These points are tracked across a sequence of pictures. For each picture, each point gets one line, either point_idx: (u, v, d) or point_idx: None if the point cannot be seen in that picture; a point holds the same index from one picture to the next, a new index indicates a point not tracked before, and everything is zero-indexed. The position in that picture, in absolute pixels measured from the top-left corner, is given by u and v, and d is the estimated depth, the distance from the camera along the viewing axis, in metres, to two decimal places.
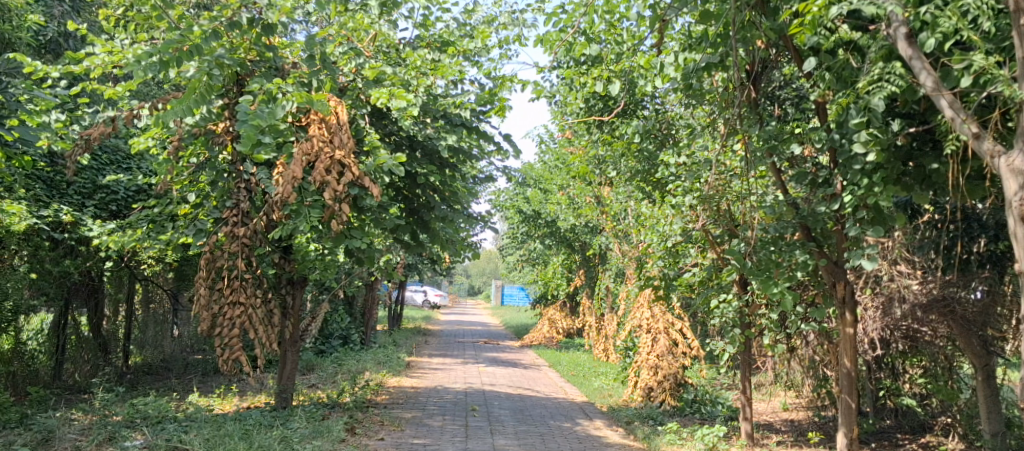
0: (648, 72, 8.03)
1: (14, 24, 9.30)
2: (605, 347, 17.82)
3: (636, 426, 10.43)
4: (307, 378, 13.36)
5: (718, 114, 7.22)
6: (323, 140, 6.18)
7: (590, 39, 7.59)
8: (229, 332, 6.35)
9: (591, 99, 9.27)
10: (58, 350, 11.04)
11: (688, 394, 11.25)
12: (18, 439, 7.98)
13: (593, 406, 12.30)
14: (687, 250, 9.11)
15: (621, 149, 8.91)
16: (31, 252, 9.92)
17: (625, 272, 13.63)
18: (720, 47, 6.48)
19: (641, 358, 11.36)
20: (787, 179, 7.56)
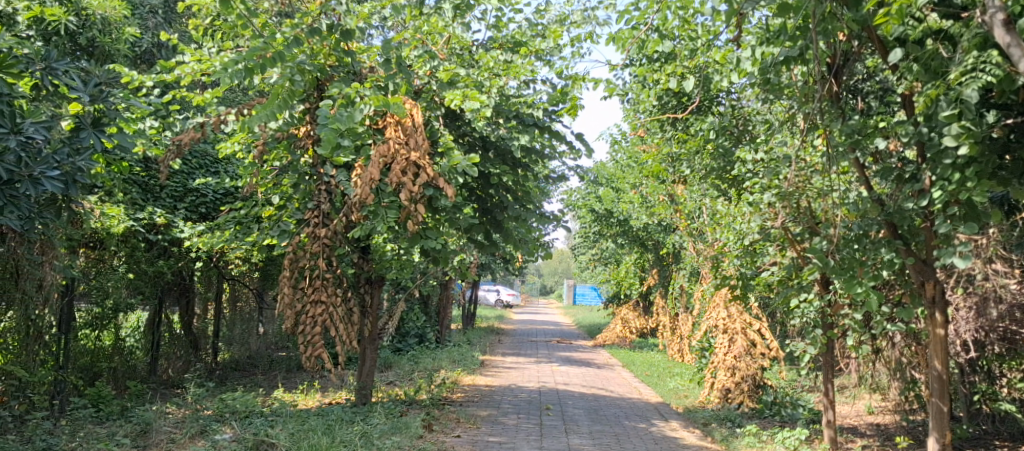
0: (724, 67, 8.07)
1: (112, 36, 9.85)
2: (680, 348, 17.81)
3: (714, 427, 10.41)
4: (385, 376, 13.67)
5: (799, 108, 7.07)
6: (400, 142, 6.38)
7: (663, 36, 7.55)
8: (311, 330, 6.60)
9: (665, 97, 9.37)
10: (154, 346, 11.53)
11: (768, 396, 11.12)
12: (119, 430, 8.38)
13: (669, 407, 12.31)
14: (766, 249, 8.96)
15: (696, 147, 9.06)
16: (128, 253, 10.34)
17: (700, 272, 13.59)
18: (800, 40, 6.30)
19: (717, 359, 11.38)
20: (872, 174, 7.45)
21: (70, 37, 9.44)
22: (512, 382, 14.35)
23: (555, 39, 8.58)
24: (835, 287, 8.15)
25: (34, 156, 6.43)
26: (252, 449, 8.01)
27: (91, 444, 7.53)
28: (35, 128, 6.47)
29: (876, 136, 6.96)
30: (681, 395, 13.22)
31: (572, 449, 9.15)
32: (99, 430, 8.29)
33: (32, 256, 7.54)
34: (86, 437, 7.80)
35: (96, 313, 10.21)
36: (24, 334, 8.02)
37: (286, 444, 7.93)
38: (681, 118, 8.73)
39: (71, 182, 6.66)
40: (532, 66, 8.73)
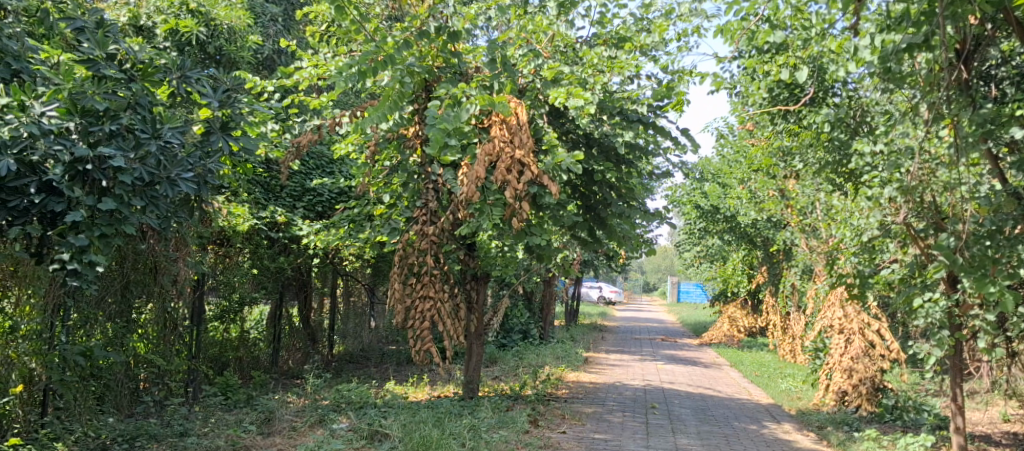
0: (840, 57, 7.94)
1: (237, 44, 10.38)
2: (792, 349, 17.53)
3: (829, 431, 10.28)
4: (491, 371, 13.94)
5: (922, 98, 6.79)
6: (505, 141, 6.54)
7: (775, 26, 7.51)
8: (420, 325, 6.94)
9: (776, 90, 9.31)
10: (275, 339, 12.11)
11: (889, 400, 10.77)
12: (245, 417, 8.84)
13: (780, 409, 12.19)
14: (887, 245, 8.93)
15: (809, 140, 8.96)
16: (251, 250, 10.87)
17: (814, 268, 13.61)
18: (924, 26, 5.91)
19: (833, 360, 11.18)
20: (1005, 167, 7.21)
21: (199, 46, 9.99)
22: (617, 380, 14.42)
23: (661, 33, 8.63)
24: (965, 284, 7.70)
25: (170, 160, 6.67)
26: (367, 438, 8.35)
27: (221, 429, 8.00)
28: (172, 133, 6.71)
29: (1011, 124, 6.85)
30: (794, 397, 13.02)
31: (680, 449, 9.19)
32: (228, 417, 8.77)
33: (168, 253, 7.95)
34: (218, 423, 8.28)
35: (224, 306, 10.79)
36: (162, 325, 8.58)
37: (400, 435, 8.20)
38: (793, 109, 8.65)
39: (202, 182, 7.11)
40: (636, 61, 8.76)
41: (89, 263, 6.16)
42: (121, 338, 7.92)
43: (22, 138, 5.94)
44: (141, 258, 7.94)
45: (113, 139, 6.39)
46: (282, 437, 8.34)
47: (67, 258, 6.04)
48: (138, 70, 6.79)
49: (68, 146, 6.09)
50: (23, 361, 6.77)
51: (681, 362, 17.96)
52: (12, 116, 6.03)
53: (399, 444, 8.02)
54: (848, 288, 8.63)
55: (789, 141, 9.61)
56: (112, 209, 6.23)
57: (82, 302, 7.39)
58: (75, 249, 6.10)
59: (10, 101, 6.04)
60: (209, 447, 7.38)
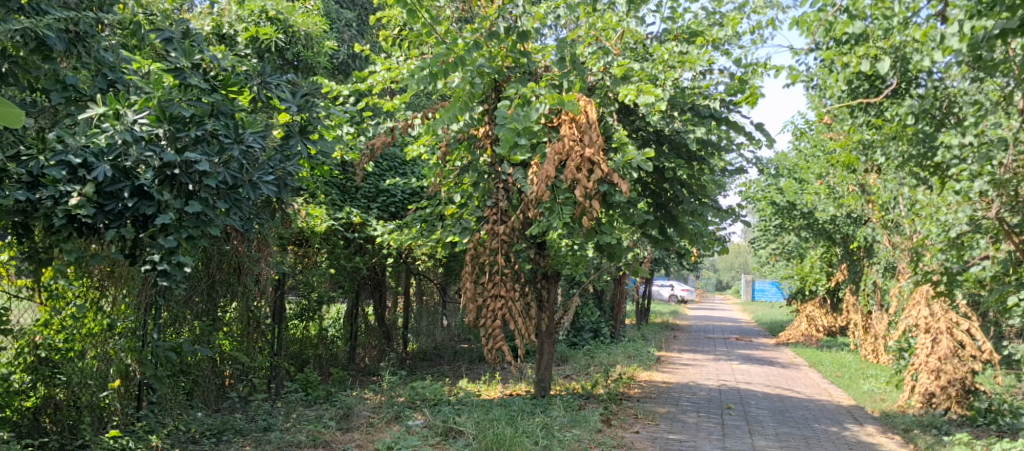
0: (923, 46, 7.75)
1: (314, 50, 10.64)
2: (876, 349, 17.15)
3: (916, 434, 10.06)
4: (563, 369, 14.00)
5: (1013, 88, 6.58)
6: (574, 139, 6.61)
7: (854, 16, 7.38)
8: (491, 324, 7.06)
9: (856, 82, 9.16)
10: (351, 336, 12.40)
11: (981, 403, 10.54)
12: (325, 413, 9.08)
13: (863, 411, 11.98)
14: (977, 241, 8.68)
15: (891, 133, 8.80)
16: (329, 251, 11.14)
17: (898, 266, 13.36)
18: (1020, 11, 5.75)
19: (919, 361, 10.94)
20: None
21: (278, 53, 10.28)
22: (691, 379, 14.33)
23: (734, 27, 8.49)
24: None
25: (252, 163, 6.92)
26: (442, 435, 8.50)
27: (303, 425, 8.24)
28: (254, 137, 6.92)
29: None
30: (877, 399, 12.76)
31: None
32: (308, 413, 9.02)
33: (251, 254, 8.32)
34: (299, 419, 8.54)
35: (304, 304, 11.08)
36: (245, 322, 8.84)
37: (474, 433, 8.33)
38: (874, 101, 8.47)
39: (282, 185, 7.19)
40: (709, 56, 8.64)
41: (177, 264, 6.41)
42: (207, 335, 8.18)
43: (116, 145, 6.19)
44: (226, 258, 8.26)
45: (198, 144, 6.63)
46: (360, 433, 8.52)
47: (158, 259, 6.29)
48: (219, 80, 7.06)
49: (157, 152, 6.33)
50: (119, 357, 7.01)
51: (757, 362, 17.73)
52: (107, 124, 6.26)
53: (473, 441, 8.13)
54: (934, 287, 8.65)
55: (871, 135, 9.41)
56: (198, 212, 6.47)
57: (172, 301, 7.64)
58: (164, 251, 6.36)
59: (106, 110, 6.24)
60: (291, 443, 7.62)
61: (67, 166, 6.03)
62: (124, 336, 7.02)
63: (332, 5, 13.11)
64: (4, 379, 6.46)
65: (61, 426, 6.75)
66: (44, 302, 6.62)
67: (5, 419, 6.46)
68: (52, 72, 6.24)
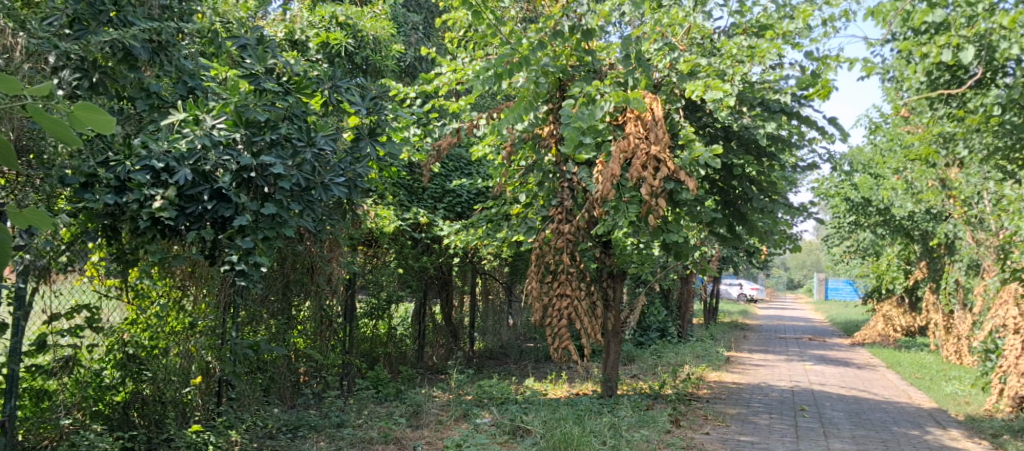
0: (1011, 33, 7.52)
1: (382, 53, 10.80)
2: (959, 350, 16.58)
3: (1003, 439, 9.76)
4: (630, 369, 13.96)
5: None
6: (639, 137, 6.65)
7: (935, 5, 7.21)
8: (558, 323, 7.09)
9: (936, 72, 8.75)
10: (419, 335, 12.57)
11: None
12: (395, 410, 9.22)
13: (946, 414, 11.68)
14: None
15: (976, 125, 8.56)
16: (397, 251, 11.33)
17: (983, 264, 13.08)
18: None
19: (1008, 363, 10.67)
20: None
21: (347, 57, 10.46)
22: (762, 380, 14.16)
23: (805, 19, 8.08)
24: None
25: (324, 166, 7.07)
26: (510, 434, 8.57)
27: (374, 421, 8.40)
28: (325, 140, 7.09)
29: None
30: (960, 402, 12.41)
31: None
32: (379, 410, 9.17)
33: (323, 254, 8.48)
34: (370, 415, 8.71)
35: (374, 304, 11.25)
36: (317, 321, 9.12)
37: (542, 432, 8.37)
38: (955, 93, 8.16)
39: (352, 187, 7.31)
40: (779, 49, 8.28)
41: (254, 264, 6.59)
42: (283, 333, 8.42)
43: (196, 150, 6.38)
44: (299, 258, 8.46)
45: (273, 147, 6.79)
46: (430, 430, 8.62)
47: (235, 259, 6.50)
48: (293, 83, 7.21)
49: (235, 156, 6.54)
50: (200, 354, 7.28)
51: (832, 363, 17.42)
52: (187, 129, 6.50)
53: (541, 440, 8.17)
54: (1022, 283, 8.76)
55: (952, 127, 9.16)
56: (273, 214, 6.66)
57: (250, 301, 7.86)
58: (241, 251, 6.55)
59: (187, 116, 6.49)
60: (363, 439, 7.78)
61: (151, 171, 6.25)
62: (205, 334, 7.28)
63: (399, 9, 13.30)
64: (96, 374, 6.69)
65: (148, 420, 7.00)
66: (131, 301, 6.85)
67: (98, 413, 6.69)
68: (137, 81, 6.45)
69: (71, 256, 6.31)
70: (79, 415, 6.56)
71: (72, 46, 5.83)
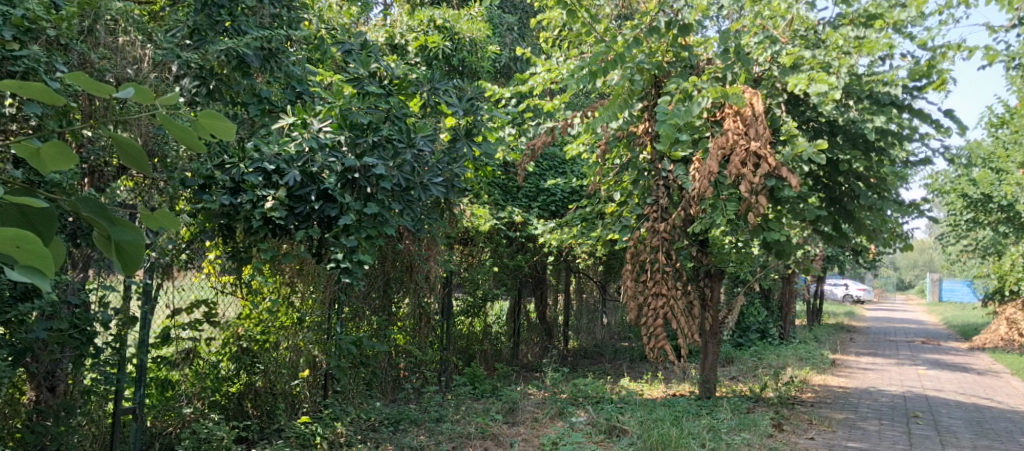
0: None
1: (478, 55, 10.96)
2: None
3: None
4: (729, 370, 13.81)
5: None
6: (739, 133, 6.60)
7: None
8: (653, 322, 7.11)
9: None
10: (514, 332, 12.69)
11: None
12: (491, 407, 9.35)
13: None
14: None
15: None
16: (493, 249, 11.49)
17: None
18: None
19: None
20: None
21: (445, 59, 10.66)
22: (870, 384, 13.78)
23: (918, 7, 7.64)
24: None
25: (423, 166, 7.24)
26: (607, 433, 8.59)
27: (472, 417, 8.56)
28: (424, 141, 7.23)
29: None
30: None
31: None
32: (476, 406, 9.32)
33: (422, 253, 8.65)
34: (467, 411, 8.87)
35: (470, 302, 11.41)
36: (415, 319, 9.37)
37: (638, 432, 8.37)
38: None
39: (449, 186, 7.46)
40: (890, 39, 7.92)
41: (358, 262, 6.91)
42: (384, 329, 8.65)
43: (304, 153, 6.60)
44: (399, 258, 8.68)
45: (375, 149, 6.98)
46: (527, 427, 8.71)
47: (341, 257, 6.81)
48: (394, 86, 7.66)
49: (340, 158, 6.75)
50: (308, 348, 7.60)
51: (947, 368, 16.81)
52: (296, 133, 6.74)
53: (637, 440, 8.18)
54: None
55: None
56: (375, 213, 6.89)
57: (354, 298, 8.12)
58: (346, 250, 6.85)
59: (295, 119, 6.75)
60: (461, 434, 7.95)
61: (263, 173, 6.50)
62: (312, 329, 7.59)
63: (495, 10, 13.45)
64: (214, 366, 7.01)
65: (261, 411, 7.36)
66: (245, 296, 7.16)
67: (216, 403, 6.98)
68: (250, 87, 6.75)
69: (191, 254, 6.51)
70: (199, 404, 6.86)
71: (191, 55, 6.10)
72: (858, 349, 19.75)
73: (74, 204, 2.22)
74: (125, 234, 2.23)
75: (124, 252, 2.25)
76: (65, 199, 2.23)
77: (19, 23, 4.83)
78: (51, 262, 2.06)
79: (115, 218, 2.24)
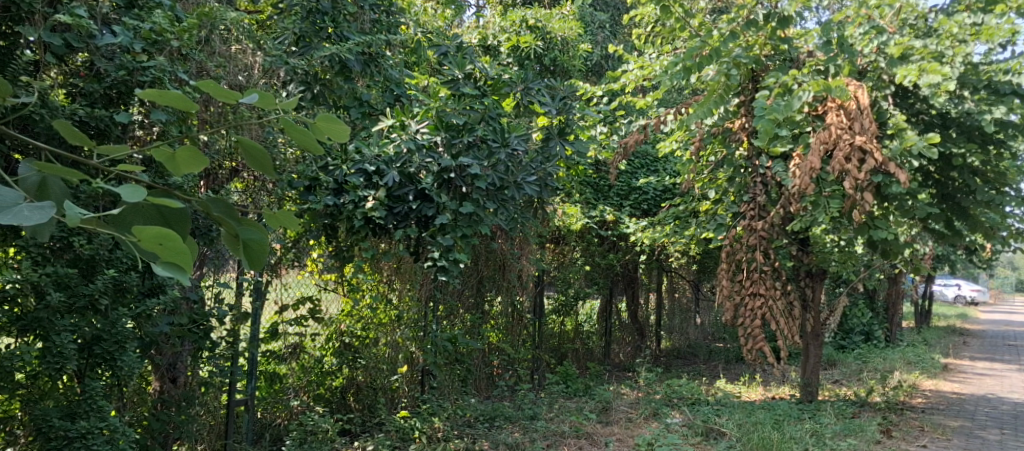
0: None
1: (569, 53, 11.01)
2: None
3: None
4: (831, 373, 13.48)
5: None
6: (842, 128, 6.44)
7: None
8: (751, 323, 7.04)
9: None
10: (606, 332, 12.68)
11: None
12: (585, 406, 9.36)
13: None
14: None
15: None
16: (585, 247, 11.54)
17: None
18: None
19: None
20: None
21: (536, 59, 10.71)
22: (985, 391, 13.24)
23: None
24: None
25: (518, 165, 7.30)
26: (703, 435, 8.50)
27: (566, 415, 8.61)
28: (519, 140, 7.27)
29: None
30: None
31: None
32: (570, 405, 9.35)
33: (514, 252, 8.73)
34: (561, 409, 8.93)
35: (561, 300, 11.46)
36: (508, 317, 9.47)
37: (737, 435, 8.27)
38: None
39: (542, 186, 7.52)
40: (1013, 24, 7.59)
41: (453, 260, 7.02)
42: (478, 327, 8.79)
43: (403, 154, 6.77)
44: (493, 256, 8.78)
45: (471, 149, 7.06)
46: (621, 428, 8.70)
47: (438, 256, 6.94)
48: (488, 86, 7.58)
49: (437, 158, 6.88)
50: (406, 345, 7.79)
51: None
52: (395, 134, 6.89)
53: (736, 443, 8.07)
54: None
55: None
56: (471, 213, 7.00)
57: (448, 294, 8.29)
58: (443, 248, 6.98)
59: (394, 121, 6.90)
60: (556, 433, 8.01)
61: (364, 174, 6.67)
62: (409, 325, 7.80)
63: (587, 9, 13.46)
64: (318, 360, 7.25)
65: (362, 405, 7.57)
66: (347, 294, 7.32)
67: (320, 395, 7.27)
68: (351, 90, 6.92)
69: (297, 253, 6.78)
70: (305, 397, 7.16)
71: (299, 62, 6.38)
72: (970, 353, 18.98)
73: (208, 205, 2.49)
74: (251, 233, 2.51)
75: (249, 249, 2.52)
76: (199, 201, 2.51)
77: (148, 35, 5.03)
78: (191, 259, 2.31)
79: (242, 219, 2.51)
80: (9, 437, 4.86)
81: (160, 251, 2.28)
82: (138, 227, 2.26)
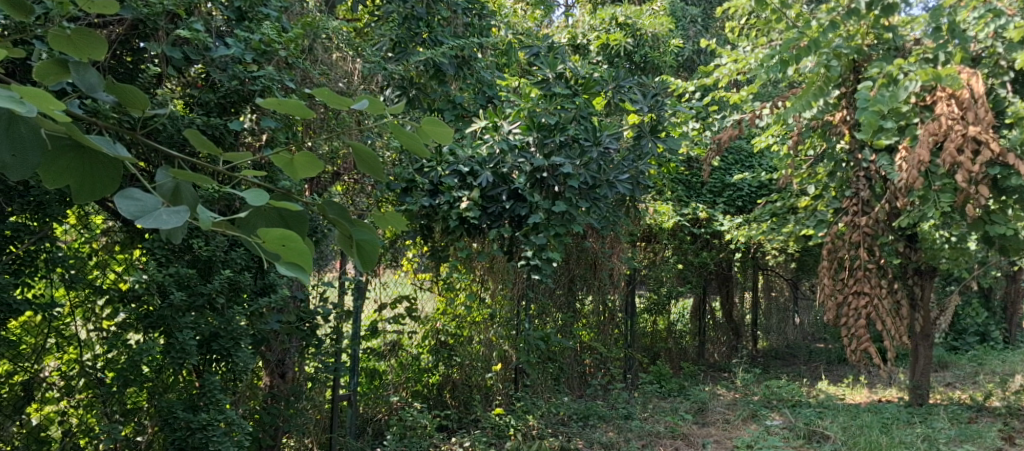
0: None
1: (660, 49, 10.91)
2: None
3: None
4: (942, 376, 13.03)
5: None
6: (954, 118, 6.17)
7: None
8: (855, 322, 6.82)
9: None
10: (699, 331, 12.54)
11: None
12: (680, 406, 9.29)
13: None
14: None
15: None
16: (677, 246, 11.44)
17: None
18: None
19: None
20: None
21: (627, 56, 10.65)
22: None
23: None
24: None
25: (609, 163, 7.28)
26: (805, 438, 8.32)
27: (661, 416, 8.57)
28: (611, 139, 7.22)
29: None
30: None
31: None
32: (665, 405, 9.30)
33: (606, 251, 8.71)
34: (656, 409, 8.88)
35: (653, 299, 11.39)
36: (600, 315, 9.47)
37: (842, 438, 8.08)
38: None
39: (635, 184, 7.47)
40: None
41: (547, 259, 7.17)
42: (570, 326, 8.84)
43: (495, 155, 6.82)
44: (585, 255, 8.78)
45: (563, 148, 7.03)
46: (718, 429, 8.60)
47: (531, 255, 7.07)
48: (581, 86, 7.57)
49: (529, 158, 6.89)
50: (499, 343, 7.92)
51: None
52: (488, 135, 6.95)
53: (839, 446, 7.88)
54: None
55: None
56: (564, 212, 7.02)
57: (540, 293, 8.35)
58: (535, 247, 7.09)
59: (488, 122, 6.95)
60: (651, 433, 7.96)
61: (458, 175, 6.81)
62: (502, 324, 7.91)
63: (678, 3, 13.32)
64: (415, 358, 7.39)
65: (459, 401, 7.71)
66: (441, 292, 7.47)
67: (418, 392, 7.42)
68: (445, 93, 7.02)
69: (395, 253, 6.91)
70: (404, 393, 7.32)
71: (396, 67, 6.49)
72: None
73: (323, 208, 2.58)
74: (363, 233, 2.59)
75: (362, 249, 2.61)
76: (316, 203, 2.60)
77: (257, 46, 5.20)
78: (311, 259, 2.41)
79: (355, 220, 2.60)
80: (139, 428, 5.08)
81: (282, 251, 2.38)
82: (262, 229, 2.36)
